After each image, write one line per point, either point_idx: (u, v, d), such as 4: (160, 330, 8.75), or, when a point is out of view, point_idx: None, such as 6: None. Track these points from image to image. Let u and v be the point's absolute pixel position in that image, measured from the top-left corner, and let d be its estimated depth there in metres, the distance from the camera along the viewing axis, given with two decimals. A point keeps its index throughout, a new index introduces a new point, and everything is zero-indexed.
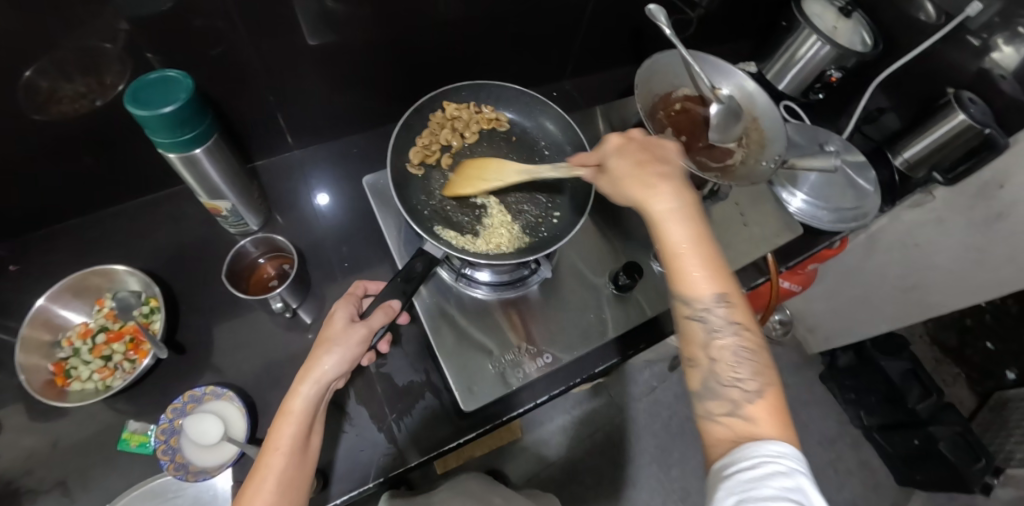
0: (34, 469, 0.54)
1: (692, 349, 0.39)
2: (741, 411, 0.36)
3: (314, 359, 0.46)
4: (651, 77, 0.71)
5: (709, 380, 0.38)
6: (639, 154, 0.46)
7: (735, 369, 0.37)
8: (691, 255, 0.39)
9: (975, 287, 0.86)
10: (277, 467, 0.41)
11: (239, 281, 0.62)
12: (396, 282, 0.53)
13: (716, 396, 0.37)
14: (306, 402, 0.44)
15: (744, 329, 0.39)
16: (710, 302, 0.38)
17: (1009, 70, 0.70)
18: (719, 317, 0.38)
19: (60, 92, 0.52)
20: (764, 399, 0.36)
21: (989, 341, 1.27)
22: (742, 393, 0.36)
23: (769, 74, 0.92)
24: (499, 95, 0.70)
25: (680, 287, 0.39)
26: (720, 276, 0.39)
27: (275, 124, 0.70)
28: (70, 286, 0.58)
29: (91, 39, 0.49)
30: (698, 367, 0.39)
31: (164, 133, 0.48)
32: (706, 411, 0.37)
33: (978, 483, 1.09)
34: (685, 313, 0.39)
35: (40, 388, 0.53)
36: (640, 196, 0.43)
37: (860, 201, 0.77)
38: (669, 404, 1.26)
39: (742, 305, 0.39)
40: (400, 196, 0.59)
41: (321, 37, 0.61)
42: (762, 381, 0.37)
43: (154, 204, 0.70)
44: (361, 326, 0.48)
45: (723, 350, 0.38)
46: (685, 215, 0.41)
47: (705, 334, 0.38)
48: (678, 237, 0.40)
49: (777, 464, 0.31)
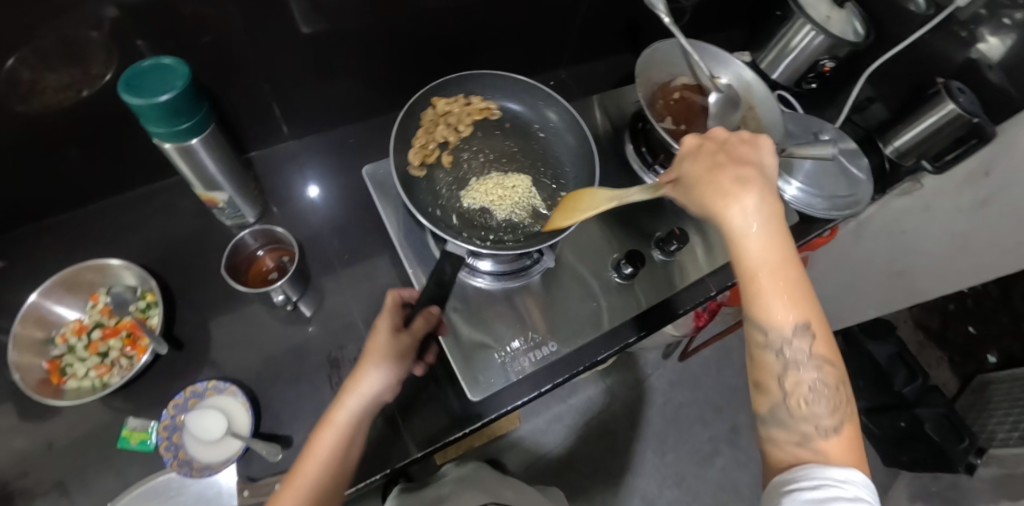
0: (31, 469, 0.52)
1: (763, 377, 0.40)
2: (811, 445, 0.36)
3: (360, 372, 0.47)
4: (651, 66, 0.70)
5: (778, 411, 0.38)
6: (714, 157, 0.42)
7: (809, 402, 0.38)
8: (770, 285, 0.38)
9: (960, 272, 0.89)
10: (315, 473, 0.43)
11: (237, 273, 0.61)
12: (430, 288, 0.53)
13: (785, 426, 0.38)
14: (351, 414, 0.46)
15: (823, 362, 0.39)
16: (789, 334, 0.38)
17: (995, 61, 0.72)
18: (796, 350, 0.38)
19: (44, 82, 0.50)
20: (841, 434, 0.36)
21: (970, 325, 1.34)
22: (814, 427, 0.37)
23: (762, 63, 0.93)
24: (487, 84, 0.69)
25: (756, 313, 0.39)
26: (803, 305, 0.38)
27: (268, 114, 0.69)
28: (62, 282, 0.56)
29: (77, 27, 0.48)
30: (766, 394, 0.40)
31: (159, 122, 0.47)
32: (772, 436, 0.39)
33: (962, 462, 1.10)
34: (760, 341, 0.39)
35: (35, 386, 0.52)
36: (716, 207, 0.40)
37: (854, 189, 0.79)
38: (663, 391, 1.28)
39: (823, 335, 0.39)
40: (411, 200, 0.59)
41: (315, 25, 0.60)
42: (838, 415, 0.37)
43: (144, 197, 0.68)
44: (406, 338, 0.49)
45: (797, 381, 0.39)
46: (765, 238, 0.39)
47: (780, 364, 0.39)
48: (756, 265, 0.38)
49: (843, 490, 0.32)
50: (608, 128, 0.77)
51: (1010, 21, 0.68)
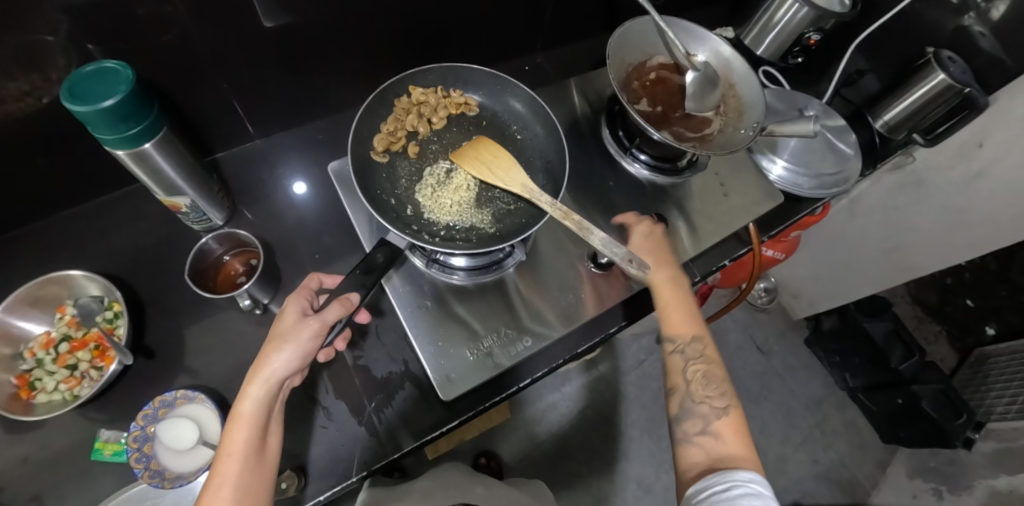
0: (6, 486, 0.52)
1: (673, 378, 0.50)
2: (710, 428, 0.45)
3: (263, 359, 0.44)
4: (624, 45, 0.67)
5: (684, 401, 0.48)
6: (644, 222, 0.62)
7: (706, 388, 0.48)
8: (674, 304, 0.53)
9: (953, 249, 0.87)
10: (234, 472, 0.40)
11: (204, 279, 0.60)
12: (357, 275, 0.52)
13: (692, 414, 0.47)
14: (256, 405, 0.43)
15: (711, 359, 0.50)
16: (684, 338, 0.51)
17: (989, 27, 0.69)
18: (695, 352, 0.51)
19: (3, 90, 0.48)
20: (728, 414, 0.46)
21: (968, 298, 1.31)
22: (711, 408, 0.47)
23: (746, 39, 0.89)
24: (468, 78, 0.67)
25: (666, 326, 0.53)
26: (696, 323, 0.52)
27: (233, 114, 0.67)
28: (24, 296, 0.55)
29: (30, 33, 0.46)
30: (676, 391, 0.49)
31: (107, 129, 0.45)
32: (681, 427, 0.47)
33: (960, 437, 1.09)
34: (670, 348, 0.52)
35: (4, 403, 0.51)
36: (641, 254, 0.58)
37: (841, 165, 0.76)
38: (658, 377, 1.27)
39: (710, 346, 0.52)
40: (365, 191, 0.57)
41: (277, 19, 0.57)
42: (727, 400, 0.48)
43: (113, 204, 0.67)
44: (313, 320, 0.46)
45: (696, 373, 0.49)
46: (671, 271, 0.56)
47: (684, 362, 0.50)
48: (667, 290, 0.54)
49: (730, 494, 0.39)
50: (587, 112, 0.74)
51: None
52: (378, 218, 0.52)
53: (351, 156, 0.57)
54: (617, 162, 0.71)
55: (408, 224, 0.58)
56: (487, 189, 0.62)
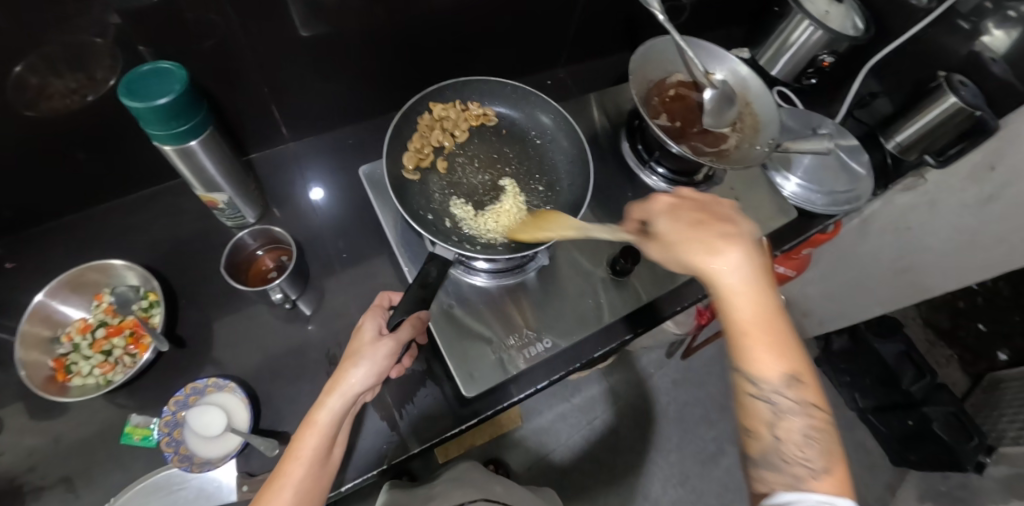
0: (37, 465, 0.54)
1: (754, 425, 0.38)
2: (805, 492, 0.34)
3: (342, 372, 0.46)
4: (646, 63, 0.70)
5: (770, 457, 0.37)
6: (693, 212, 0.43)
7: (801, 447, 0.36)
8: (757, 335, 0.38)
9: (965, 269, 0.88)
10: (301, 477, 0.43)
11: (237, 273, 0.62)
12: (414, 289, 0.52)
13: (776, 468, 0.36)
14: (331, 416, 0.45)
15: (811, 407, 0.38)
16: (776, 382, 0.37)
17: (999, 54, 0.71)
18: (788, 399, 0.37)
19: (51, 87, 0.52)
20: (833, 479, 0.35)
21: (980, 322, 1.32)
22: (806, 470, 0.35)
23: (762, 60, 0.92)
24: (484, 90, 0.69)
25: (746, 364, 0.38)
26: (790, 356, 0.38)
27: (267, 117, 0.70)
28: (66, 282, 0.58)
29: (82, 34, 0.49)
30: (759, 442, 0.38)
31: (159, 124, 0.48)
32: (760, 477, 0.37)
33: (971, 461, 1.09)
34: (751, 392, 0.38)
35: (41, 383, 0.53)
36: (698, 261, 0.40)
37: (853, 184, 0.78)
38: (667, 390, 1.27)
39: (809, 384, 0.38)
40: (404, 206, 0.59)
41: (313, 28, 0.60)
42: (828, 459, 0.36)
43: (148, 199, 0.69)
44: (389, 340, 0.48)
45: (789, 428, 0.37)
46: (750, 283, 0.39)
47: (771, 414, 0.37)
48: (745, 315, 0.38)
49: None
50: (606, 127, 0.77)
51: (1014, 13, 0.67)
52: (419, 231, 0.55)
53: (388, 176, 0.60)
54: (635, 175, 0.73)
55: (449, 235, 0.61)
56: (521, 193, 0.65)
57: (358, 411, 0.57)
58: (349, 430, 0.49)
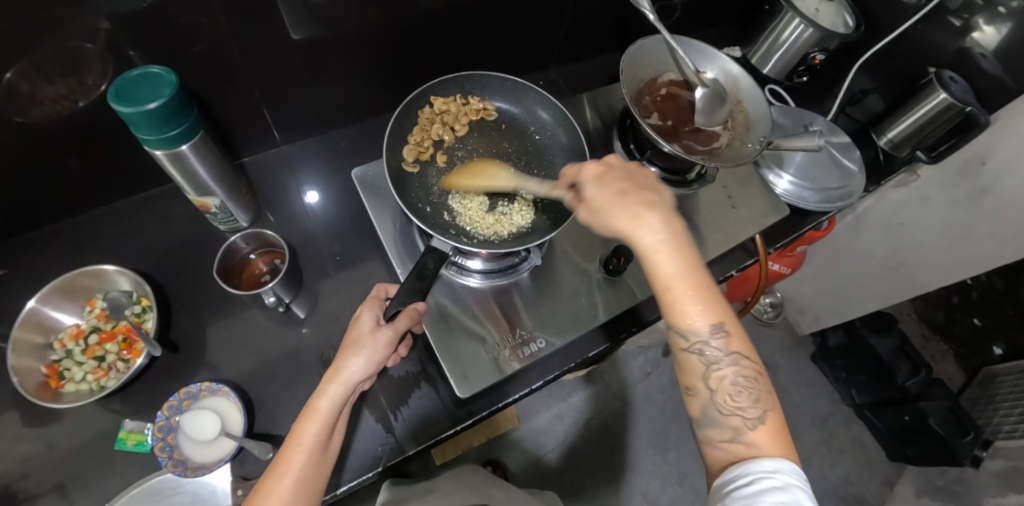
0: (31, 472, 0.53)
1: (690, 379, 0.41)
2: (742, 437, 0.38)
3: (341, 361, 0.46)
4: (637, 62, 0.70)
5: (709, 411, 0.40)
6: (619, 180, 0.45)
7: (734, 397, 0.39)
8: (683, 293, 0.40)
9: (957, 265, 0.88)
10: (300, 464, 0.42)
11: (231, 277, 0.62)
12: (411, 281, 0.52)
13: (716, 424, 0.39)
14: (333, 403, 0.45)
15: (741, 357, 0.41)
16: (705, 336, 0.40)
17: (989, 49, 0.71)
18: (717, 350, 0.40)
19: (42, 93, 0.51)
20: (765, 424, 0.38)
21: (975, 317, 1.31)
22: (742, 420, 0.38)
23: (753, 58, 0.92)
24: (484, 84, 0.69)
25: (677, 321, 0.41)
26: (717, 309, 0.41)
27: (260, 121, 0.70)
28: (59, 288, 0.57)
29: (71, 39, 0.49)
30: (697, 396, 0.41)
31: (148, 129, 0.47)
32: (708, 437, 0.39)
33: (968, 456, 1.09)
34: (683, 347, 0.41)
35: (34, 390, 0.53)
36: (626, 228, 0.42)
37: (845, 181, 0.78)
38: (664, 389, 1.27)
39: (736, 334, 0.41)
40: (402, 198, 0.59)
41: (304, 31, 0.60)
42: (761, 406, 0.39)
43: (140, 204, 0.69)
44: (388, 329, 0.48)
45: (720, 379, 0.40)
46: (674, 247, 0.41)
47: (704, 367, 0.40)
48: (670, 275, 0.40)
49: (774, 478, 0.34)
50: (598, 126, 0.77)
51: (1005, 9, 0.67)
52: (417, 223, 0.54)
53: (388, 168, 0.60)
54: None
55: (446, 228, 0.60)
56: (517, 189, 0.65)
57: (354, 414, 0.57)
58: (345, 421, 0.49)
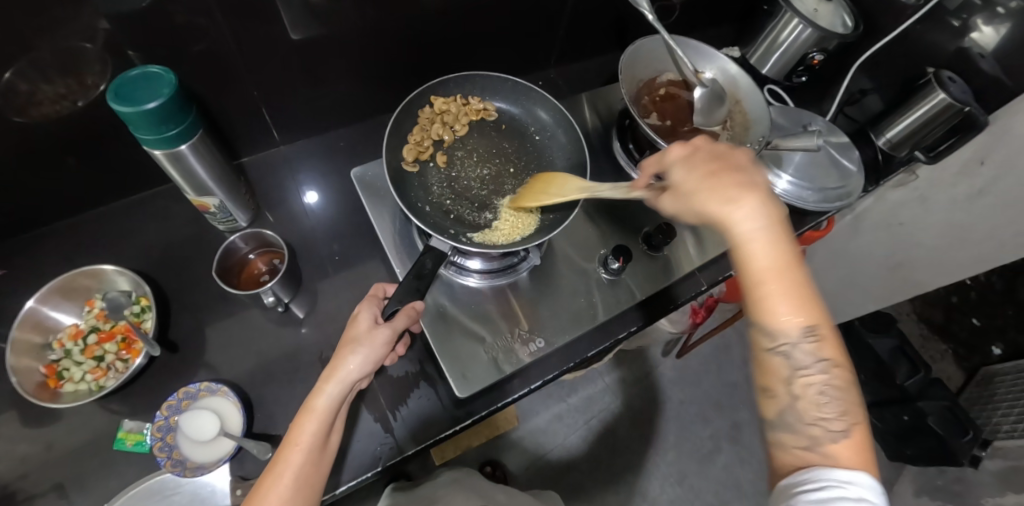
0: (29, 472, 0.53)
1: (769, 380, 0.40)
2: (819, 448, 0.36)
3: (338, 360, 0.46)
4: (636, 61, 0.70)
5: (786, 414, 0.39)
6: (709, 163, 0.43)
7: (820, 407, 0.38)
8: (774, 288, 0.39)
9: (956, 266, 0.88)
10: (298, 463, 0.42)
11: (229, 276, 0.62)
12: (409, 280, 0.52)
13: (793, 430, 0.38)
14: (331, 401, 0.45)
15: (832, 365, 0.39)
16: (795, 336, 0.39)
17: (988, 50, 0.71)
18: (806, 354, 0.39)
19: (41, 93, 0.52)
20: (851, 439, 0.36)
21: (974, 317, 1.33)
22: (824, 431, 0.37)
23: (752, 58, 0.92)
24: (484, 84, 0.70)
25: (763, 318, 0.39)
26: (811, 310, 0.39)
27: (259, 120, 0.70)
28: (58, 288, 0.58)
29: (71, 39, 0.49)
30: (775, 398, 0.40)
31: (148, 130, 0.48)
32: (781, 441, 0.39)
33: (967, 455, 1.10)
34: (768, 346, 0.40)
35: (33, 389, 0.53)
36: (719, 212, 0.41)
37: (844, 181, 0.78)
38: (664, 389, 1.27)
39: (829, 339, 0.39)
40: (401, 197, 0.59)
41: (303, 31, 0.61)
42: (847, 420, 0.37)
43: (140, 203, 0.69)
44: (385, 328, 0.48)
45: (806, 384, 0.39)
46: (772, 239, 0.40)
47: (788, 369, 0.39)
48: (764, 268, 0.39)
49: (851, 492, 0.33)
50: (597, 126, 0.77)
51: (1004, 10, 0.67)
52: (416, 222, 0.54)
53: (387, 167, 0.60)
54: (627, 174, 0.73)
55: (445, 229, 0.60)
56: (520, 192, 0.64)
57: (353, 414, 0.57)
58: (343, 420, 0.49)
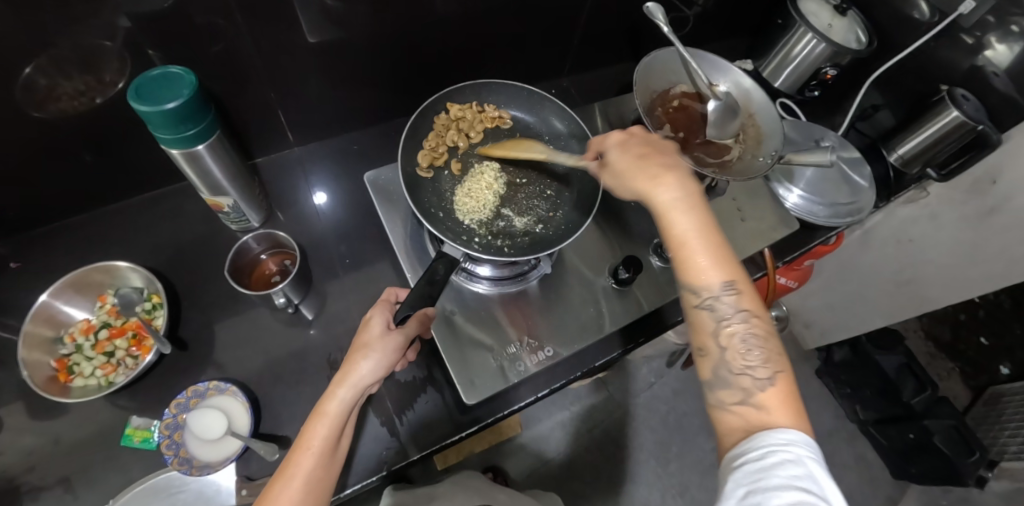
0: (36, 466, 0.54)
1: (701, 338, 0.40)
2: (752, 399, 0.37)
3: (351, 364, 0.46)
4: (650, 74, 0.72)
5: (720, 369, 0.39)
6: (640, 147, 0.46)
7: (746, 357, 0.39)
8: (696, 247, 0.40)
9: (964, 282, 0.87)
10: (308, 468, 0.42)
11: (241, 276, 0.63)
12: (421, 285, 0.51)
13: (727, 385, 0.38)
14: (342, 406, 0.45)
15: (754, 318, 0.40)
16: (717, 291, 0.40)
17: (1002, 67, 0.71)
18: (727, 307, 0.39)
19: (60, 89, 0.52)
20: (776, 386, 0.37)
21: (982, 336, 1.32)
22: (753, 381, 0.38)
23: (765, 72, 0.93)
24: (501, 93, 0.70)
25: (688, 278, 0.40)
26: (728, 268, 0.40)
27: (273, 121, 0.70)
28: (71, 283, 0.58)
29: (91, 37, 0.50)
30: (708, 355, 0.40)
31: (166, 129, 0.48)
32: (717, 399, 0.39)
33: (973, 476, 1.09)
34: (694, 304, 0.40)
35: (43, 383, 0.54)
36: (646, 187, 0.43)
37: (855, 197, 0.78)
38: (667, 399, 1.27)
39: (749, 293, 0.40)
40: (415, 202, 0.60)
41: (321, 34, 0.61)
42: (772, 368, 0.39)
43: (153, 201, 0.70)
44: (397, 334, 0.49)
45: (731, 337, 0.39)
46: (691, 207, 0.42)
47: (714, 323, 0.39)
48: (684, 233, 0.41)
49: (788, 453, 0.32)
50: (609, 135, 0.77)
51: (1017, 28, 0.68)
52: (430, 228, 0.54)
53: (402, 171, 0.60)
54: None
55: (459, 234, 0.61)
56: (525, 196, 0.65)
57: (358, 417, 0.57)
58: (353, 425, 0.49)
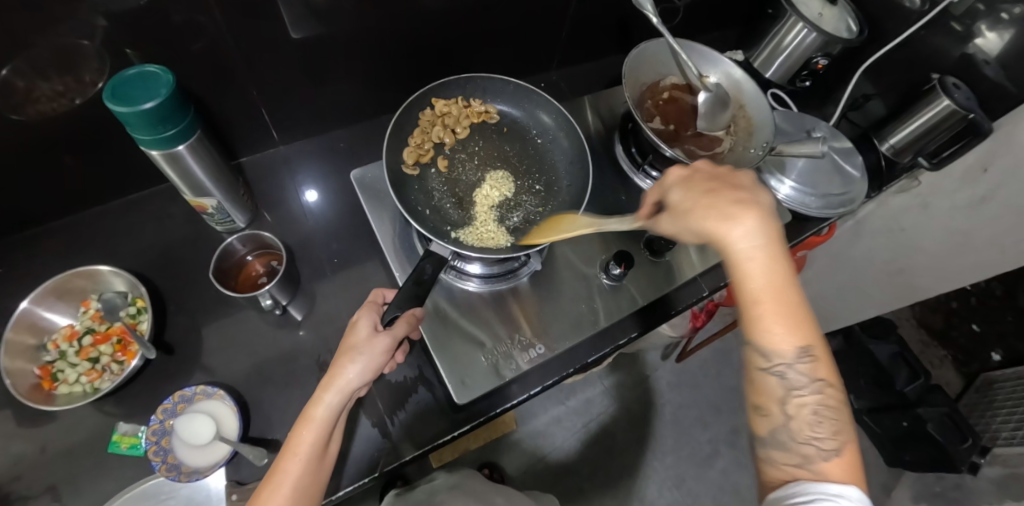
0: (23, 475, 0.53)
1: (763, 399, 0.40)
2: (811, 465, 0.36)
3: (337, 368, 0.45)
4: (638, 66, 0.70)
5: (778, 433, 0.39)
6: (710, 183, 0.42)
7: (811, 426, 0.38)
8: (769, 307, 0.38)
9: (956, 270, 0.87)
10: (295, 472, 0.42)
11: (227, 278, 0.62)
12: (408, 286, 0.51)
13: (784, 448, 0.38)
14: (329, 411, 0.44)
15: (825, 385, 0.39)
16: (789, 358, 0.38)
17: (992, 56, 0.71)
18: (799, 373, 0.38)
19: (37, 91, 0.51)
20: (840, 457, 0.36)
21: (973, 323, 1.32)
22: (815, 450, 0.37)
23: (756, 62, 0.92)
24: (487, 87, 0.69)
25: (759, 339, 0.39)
26: (804, 331, 0.38)
27: (258, 120, 0.69)
28: (53, 288, 0.57)
29: (68, 36, 0.48)
30: (768, 416, 0.39)
31: (145, 130, 0.47)
32: (770, 458, 0.39)
33: (966, 462, 1.10)
34: (762, 365, 0.39)
35: (27, 392, 0.53)
36: (718, 230, 0.39)
37: (847, 187, 0.78)
38: (663, 393, 1.27)
39: (823, 359, 0.39)
40: (401, 200, 0.59)
41: (305, 30, 0.60)
42: (839, 438, 0.37)
43: (137, 203, 0.69)
44: (385, 336, 0.48)
45: (800, 404, 0.39)
46: (770, 258, 0.39)
47: (781, 387, 0.39)
48: (759, 292, 0.38)
49: (838, 505, 0.33)
50: (599, 129, 0.76)
51: (1007, 15, 0.67)
52: (416, 226, 0.53)
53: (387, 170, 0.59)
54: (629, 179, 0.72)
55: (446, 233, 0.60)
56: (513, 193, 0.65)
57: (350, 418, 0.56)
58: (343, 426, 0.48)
